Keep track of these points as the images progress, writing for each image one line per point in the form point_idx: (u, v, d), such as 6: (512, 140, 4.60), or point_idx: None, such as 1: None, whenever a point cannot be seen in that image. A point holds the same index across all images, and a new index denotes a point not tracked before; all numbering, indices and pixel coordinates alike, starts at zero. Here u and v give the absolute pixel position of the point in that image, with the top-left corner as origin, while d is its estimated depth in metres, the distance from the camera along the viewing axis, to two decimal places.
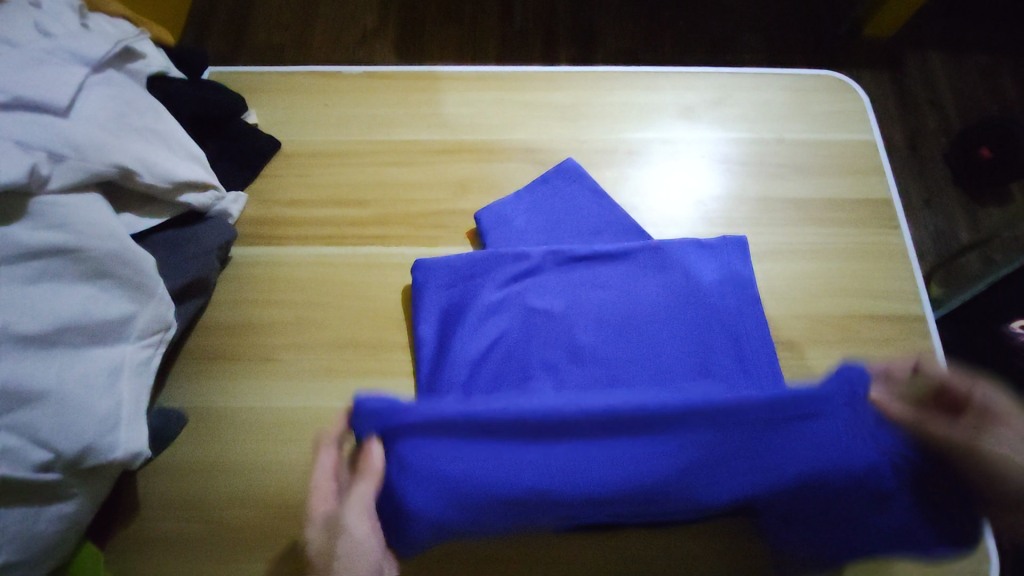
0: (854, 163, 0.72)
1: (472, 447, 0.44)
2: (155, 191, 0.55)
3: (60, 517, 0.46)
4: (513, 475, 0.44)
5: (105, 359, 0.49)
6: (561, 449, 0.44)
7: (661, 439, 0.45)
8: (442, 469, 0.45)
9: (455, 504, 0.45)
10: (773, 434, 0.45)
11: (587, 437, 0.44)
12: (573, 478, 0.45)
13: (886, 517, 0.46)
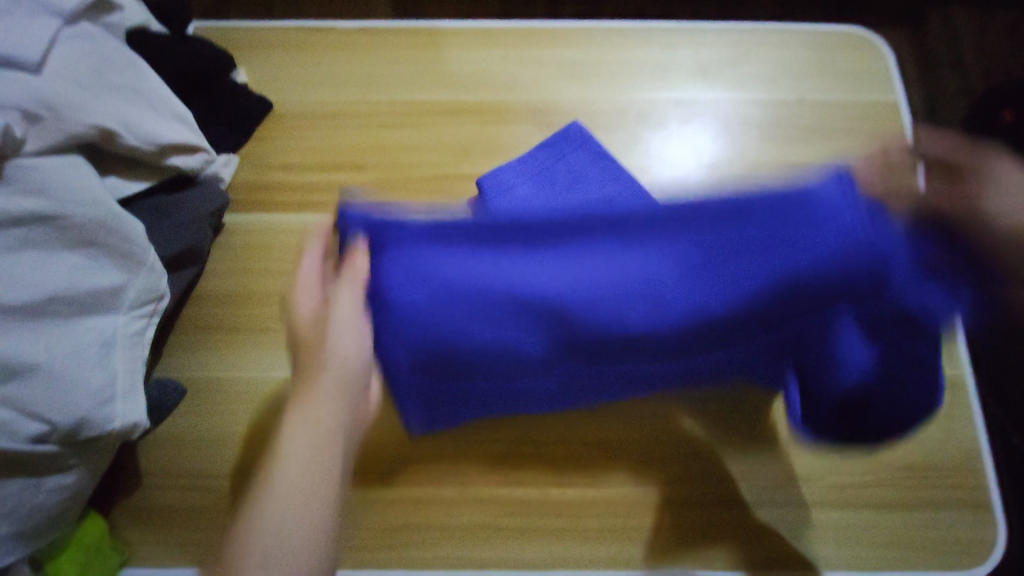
0: (877, 126, 0.68)
1: (470, 256, 0.42)
2: (139, 154, 0.52)
3: (60, 488, 0.46)
4: (506, 300, 0.42)
5: (96, 330, 0.47)
6: (565, 285, 0.42)
7: (671, 278, 0.42)
8: (429, 268, 0.42)
9: (475, 395, 0.49)
10: (757, 244, 0.42)
11: (594, 264, 0.42)
12: (591, 331, 0.42)
13: (875, 308, 0.42)
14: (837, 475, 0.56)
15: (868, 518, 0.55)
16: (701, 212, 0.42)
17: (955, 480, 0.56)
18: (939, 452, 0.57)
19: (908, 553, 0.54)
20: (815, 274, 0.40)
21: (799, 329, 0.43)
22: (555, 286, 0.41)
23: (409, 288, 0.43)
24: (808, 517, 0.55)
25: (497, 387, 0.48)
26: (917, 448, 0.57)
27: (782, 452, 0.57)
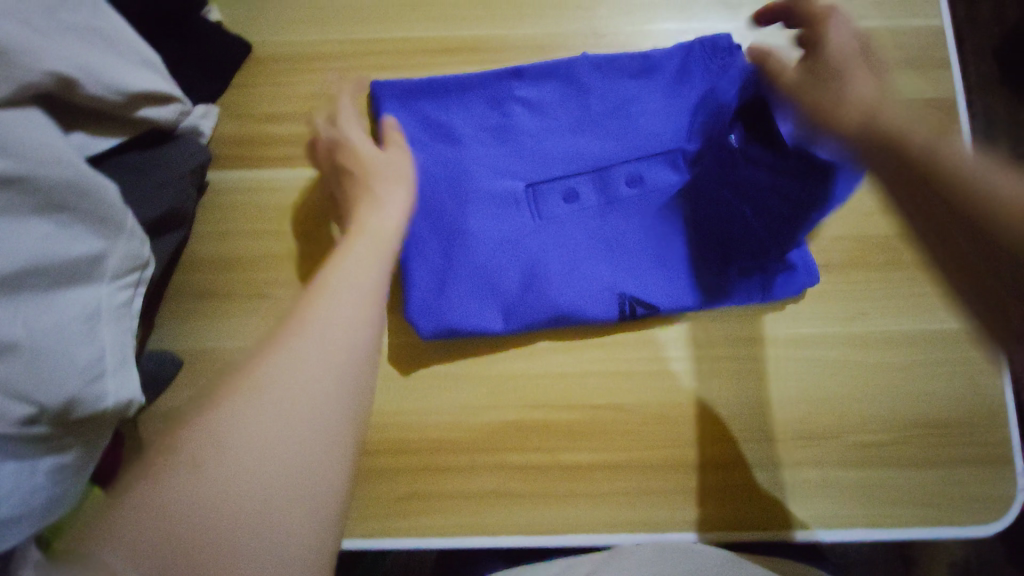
0: (919, 57, 0.62)
1: (458, 99, 0.60)
2: (105, 106, 0.47)
3: (59, 467, 0.44)
4: (488, 128, 0.59)
5: (80, 303, 0.44)
6: (560, 111, 0.59)
7: (618, 111, 0.58)
8: (435, 115, 0.59)
9: (464, 237, 0.55)
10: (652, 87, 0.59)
11: (586, 89, 0.59)
12: (571, 141, 0.58)
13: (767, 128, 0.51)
14: (861, 433, 0.54)
15: (891, 475, 0.53)
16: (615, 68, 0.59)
17: (985, 437, 0.54)
18: (970, 409, 0.55)
19: (931, 509, 0.53)
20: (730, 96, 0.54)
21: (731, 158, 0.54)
22: (553, 106, 0.59)
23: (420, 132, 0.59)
24: (831, 476, 0.53)
25: (487, 198, 0.57)
26: (948, 405, 0.55)
27: (805, 412, 0.55)
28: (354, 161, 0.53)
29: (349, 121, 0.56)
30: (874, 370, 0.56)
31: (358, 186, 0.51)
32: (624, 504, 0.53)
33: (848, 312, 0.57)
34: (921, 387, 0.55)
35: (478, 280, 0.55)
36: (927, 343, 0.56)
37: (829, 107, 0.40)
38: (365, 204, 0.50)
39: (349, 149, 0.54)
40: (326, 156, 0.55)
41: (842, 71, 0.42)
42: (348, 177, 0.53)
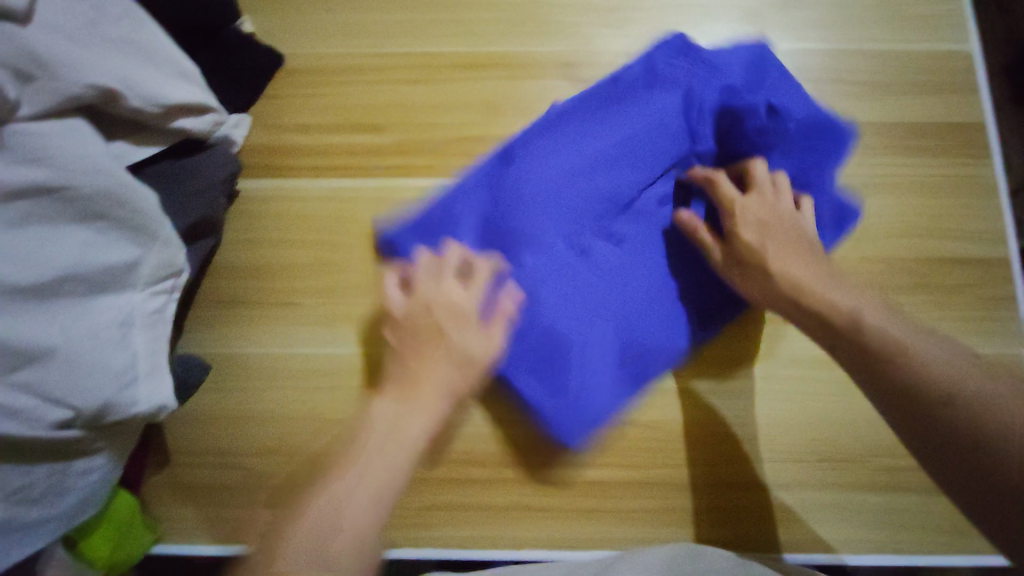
0: (945, 81, 0.62)
1: (449, 203, 0.56)
2: (143, 116, 0.48)
3: (89, 471, 0.45)
4: (501, 220, 0.55)
5: (114, 309, 0.45)
6: (564, 141, 0.57)
7: (613, 143, 0.57)
8: (431, 229, 0.55)
9: (546, 332, 0.53)
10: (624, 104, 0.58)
11: (587, 117, 0.58)
12: (592, 181, 0.56)
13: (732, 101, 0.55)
14: (884, 458, 0.54)
15: (911, 501, 0.53)
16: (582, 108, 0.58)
17: None
18: None
19: (949, 534, 0.53)
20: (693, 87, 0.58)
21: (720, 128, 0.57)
22: (560, 137, 0.58)
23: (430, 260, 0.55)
24: (851, 499, 0.53)
25: (546, 279, 0.54)
26: None
27: (827, 434, 0.55)
28: (458, 333, 0.48)
29: (474, 279, 0.51)
30: None
31: (439, 367, 0.47)
32: (641, 521, 0.53)
33: None
34: None
35: (545, 355, 0.53)
36: None
37: (762, 292, 0.50)
38: (444, 377, 0.46)
39: (457, 312, 0.49)
40: (423, 306, 0.49)
41: (757, 250, 0.50)
42: (436, 344, 0.47)
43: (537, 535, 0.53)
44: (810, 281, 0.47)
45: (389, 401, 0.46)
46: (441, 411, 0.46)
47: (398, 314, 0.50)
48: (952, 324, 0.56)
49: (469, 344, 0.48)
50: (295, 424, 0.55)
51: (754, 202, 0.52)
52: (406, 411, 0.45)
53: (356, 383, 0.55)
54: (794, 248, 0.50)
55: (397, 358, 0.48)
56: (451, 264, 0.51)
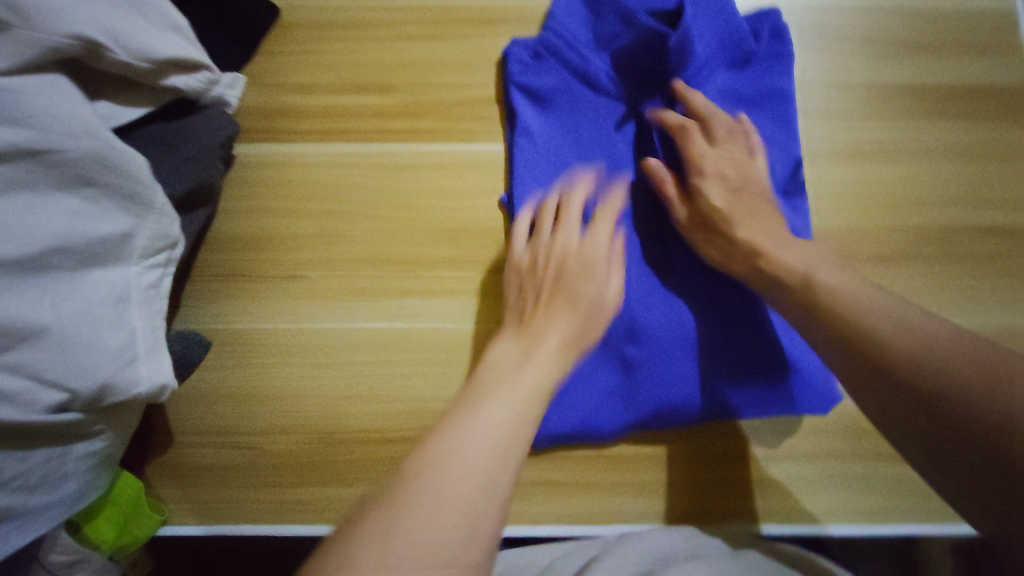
0: (983, 41, 0.59)
1: None
2: (132, 72, 0.43)
3: (88, 455, 0.42)
4: None
5: (107, 284, 0.41)
6: (543, 160, 0.54)
7: (606, 155, 0.54)
8: None
9: (686, 350, 0.51)
10: (569, 110, 0.55)
11: (553, 138, 0.55)
12: None
13: (632, 41, 0.55)
14: None
15: None
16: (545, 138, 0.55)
17: None
18: None
19: None
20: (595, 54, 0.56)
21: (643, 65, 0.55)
22: (539, 165, 0.54)
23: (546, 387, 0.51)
24: (880, 473, 0.52)
25: (649, 301, 0.51)
26: None
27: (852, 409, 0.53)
28: (582, 282, 0.44)
29: (603, 216, 0.47)
30: None
31: (565, 318, 0.42)
32: (666, 497, 0.51)
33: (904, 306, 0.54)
34: None
35: (659, 365, 0.51)
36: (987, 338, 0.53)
37: (730, 261, 0.47)
38: (564, 326, 0.42)
39: (581, 254, 0.45)
40: (552, 253, 0.45)
41: (724, 210, 0.48)
42: (561, 298, 0.43)
43: (560, 511, 0.52)
44: (772, 247, 0.45)
45: (508, 341, 0.41)
46: (575, 350, 0.42)
47: (520, 265, 0.46)
48: (982, 296, 0.54)
49: (597, 289, 0.44)
50: (303, 403, 0.52)
51: (719, 156, 0.50)
52: (523, 356, 0.39)
53: (366, 360, 0.53)
54: (756, 207, 0.48)
55: (513, 308, 0.44)
56: (574, 210, 0.48)
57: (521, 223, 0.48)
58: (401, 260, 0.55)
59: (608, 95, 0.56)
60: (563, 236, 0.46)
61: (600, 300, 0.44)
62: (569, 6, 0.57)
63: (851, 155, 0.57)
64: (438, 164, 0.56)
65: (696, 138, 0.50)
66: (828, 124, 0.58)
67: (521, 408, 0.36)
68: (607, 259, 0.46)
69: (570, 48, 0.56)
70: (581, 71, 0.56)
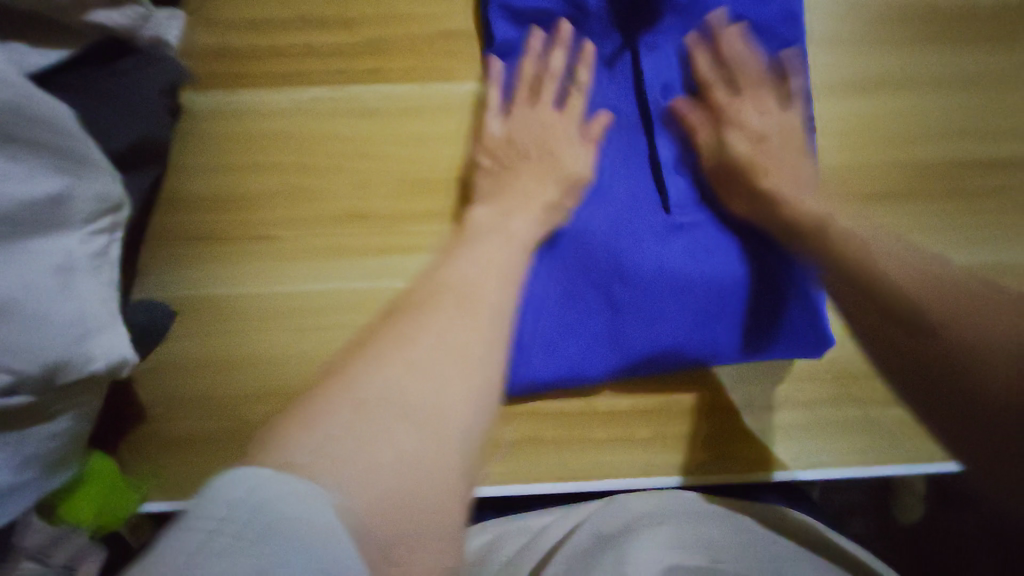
0: None
1: None
2: (51, 7, 0.38)
3: (54, 436, 0.40)
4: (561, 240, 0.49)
5: (45, 253, 0.37)
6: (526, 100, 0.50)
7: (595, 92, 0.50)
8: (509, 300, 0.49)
9: (685, 299, 0.48)
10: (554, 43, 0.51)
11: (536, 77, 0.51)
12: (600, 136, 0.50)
13: None
14: None
15: None
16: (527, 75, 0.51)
17: None
18: None
19: None
20: None
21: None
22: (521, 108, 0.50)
23: (540, 342, 0.49)
24: (879, 417, 0.51)
25: (645, 248, 0.49)
26: None
27: (851, 354, 0.52)
28: (556, 156, 0.49)
29: (575, 94, 0.51)
30: None
31: (538, 183, 0.48)
32: (664, 450, 0.50)
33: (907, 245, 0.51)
34: None
35: (647, 310, 0.49)
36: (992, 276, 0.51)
37: (749, 207, 0.47)
38: (539, 195, 0.47)
39: (553, 131, 0.50)
40: (524, 125, 0.50)
41: (745, 157, 0.48)
42: (538, 163, 0.49)
43: (556, 469, 0.50)
44: (790, 192, 0.45)
45: (486, 206, 0.46)
46: (550, 220, 0.47)
47: (494, 138, 0.50)
48: (990, 232, 0.51)
49: (568, 162, 0.49)
50: (282, 371, 0.49)
51: (744, 105, 0.50)
52: (505, 216, 0.45)
53: (346, 324, 0.50)
54: (784, 158, 0.48)
55: (489, 175, 0.49)
56: (546, 87, 0.51)
57: (491, 98, 0.51)
58: (376, 216, 0.51)
59: (599, 23, 0.51)
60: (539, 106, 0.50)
61: (574, 171, 0.49)
62: None
63: (856, 85, 0.53)
64: (411, 108, 0.51)
65: (720, 87, 0.50)
66: (833, 51, 0.53)
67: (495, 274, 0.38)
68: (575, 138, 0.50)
69: None
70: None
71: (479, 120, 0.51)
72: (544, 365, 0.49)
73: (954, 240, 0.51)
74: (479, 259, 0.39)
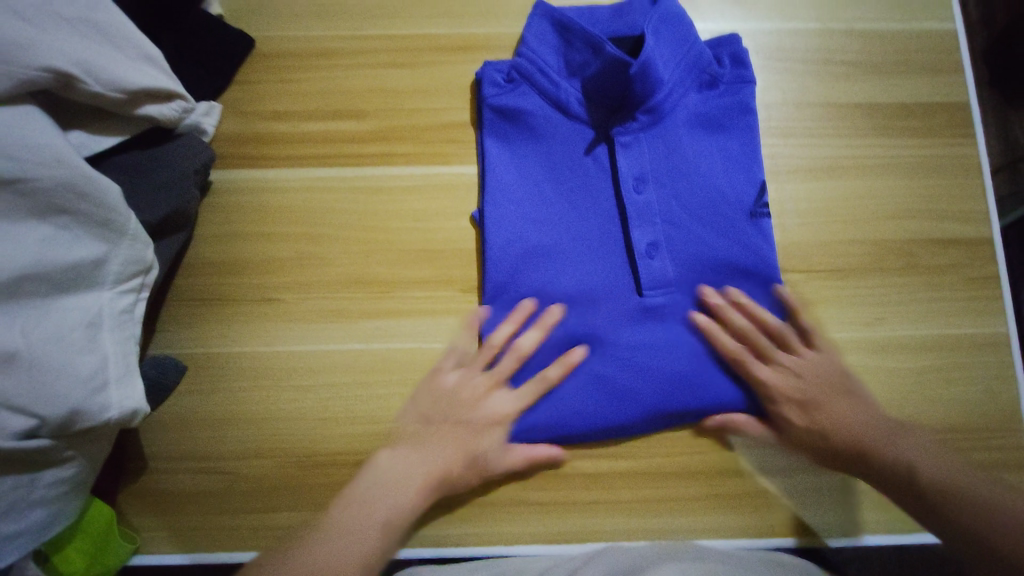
0: (934, 61, 0.61)
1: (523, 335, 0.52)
2: (106, 103, 0.44)
3: (59, 482, 0.42)
4: (544, 315, 0.52)
5: (81, 310, 0.42)
6: (510, 187, 0.55)
7: (575, 182, 0.55)
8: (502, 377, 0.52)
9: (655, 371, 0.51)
10: (539, 137, 0.55)
11: (522, 166, 0.55)
12: (579, 220, 0.54)
13: (600, 63, 0.53)
14: None
15: None
16: (515, 163, 0.55)
17: (996, 449, 0.53)
18: (982, 414, 0.54)
19: None
20: (564, 79, 0.55)
21: (613, 89, 0.54)
22: (507, 195, 0.54)
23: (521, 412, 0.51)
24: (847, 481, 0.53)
25: (617, 324, 0.52)
26: (959, 409, 0.54)
27: None
28: (478, 438, 0.51)
29: (529, 383, 0.52)
30: (892, 378, 0.54)
31: (449, 454, 0.50)
32: (642, 512, 0.52)
33: (862, 315, 0.56)
34: (937, 393, 0.54)
35: (624, 385, 0.51)
36: (940, 346, 0.55)
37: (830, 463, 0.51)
38: (439, 470, 0.50)
39: (487, 403, 0.51)
40: (478, 397, 0.51)
41: (811, 425, 0.51)
42: (460, 433, 0.51)
43: (538, 530, 0.52)
44: (880, 441, 0.49)
45: (393, 451, 0.50)
46: (435, 490, 0.49)
47: (441, 393, 0.52)
48: (934, 306, 0.56)
49: (482, 448, 0.51)
50: (280, 427, 0.53)
51: (777, 375, 0.52)
52: (401, 468, 0.49)
53: (341, 380, 0.53)
54: (839, 405, 0.52)
55: (419, 419, 0.52)
56: (503, 367, 0.52)
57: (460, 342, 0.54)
58: (375, 282, 0.55)
59: (579, 122, 0.55)
60: (501, 385, 0.52)
61: (485, 461, 0.51)
62: (542, 31, 0.56)
63: (810, 170, 0.59)
64: (414, 188, 0.58)
65: (754, 366, 0.52)
66: (790, 140, 0.59)
67: (376, 520, 0.47)
68: (503, 424, 0.51)
69: (539, 73, 0.55)
70: (550, 95, 0.55)
71: (472, 199, 0.58)
72: (522, 431, 0.51)
73: (900, 316, 0.56)
74: (385, 482, 0.49)
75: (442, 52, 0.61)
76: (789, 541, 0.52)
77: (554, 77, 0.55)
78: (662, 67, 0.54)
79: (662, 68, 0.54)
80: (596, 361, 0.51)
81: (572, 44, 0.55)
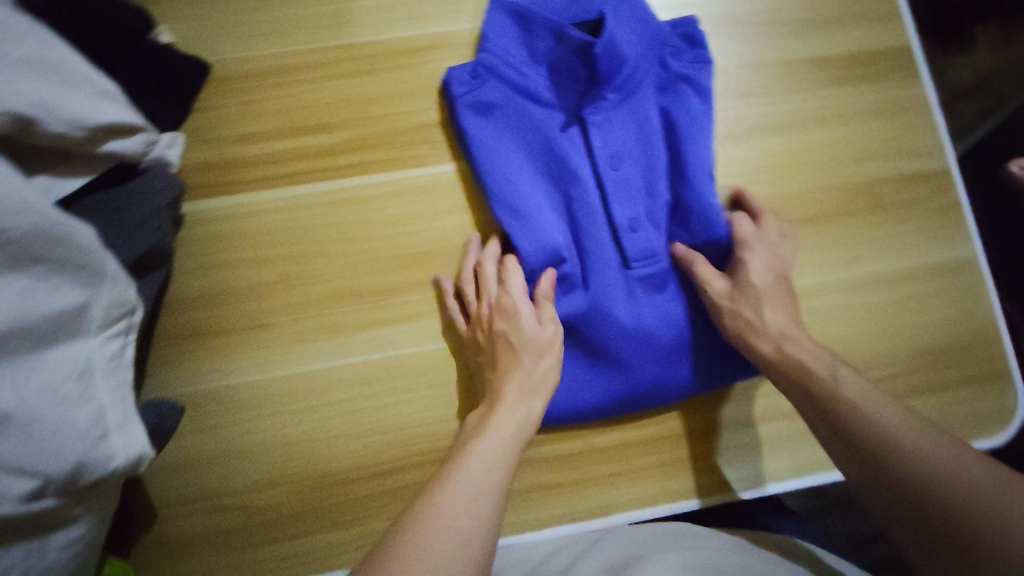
0: (874, 10, 0.64)
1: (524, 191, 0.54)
2: (68, 143, 0.43)
3: (70, 543, 0.41)
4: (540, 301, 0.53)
5: (69, 360, 0.40)
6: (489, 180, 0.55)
7: (552, 165, 0.55)
8: None
9: (655, 342, 0.53)
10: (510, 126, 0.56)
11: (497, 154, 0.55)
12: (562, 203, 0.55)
13: None
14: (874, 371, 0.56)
15: None
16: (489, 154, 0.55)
17: (980, 366, 0.57)
18: (963, 334, 0.57)
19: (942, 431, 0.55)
20: (529, 68, 0.56)
21: None
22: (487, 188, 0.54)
23: None
24: None
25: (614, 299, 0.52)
26: (942, 331, 0.57)
27: None
28: (514, 331, 0.50)
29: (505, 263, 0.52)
30: (878, 312, 0.57)
31: (510, 363, 0.49)
32: (665, 478, 0.54)
33: (842, 257, 0.58)
34: (921, 320, 0.57)
35: (626, 360, 0.52)
36: (918, 275, 0.58)
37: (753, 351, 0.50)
38: (516, 382, 0.48)
39: (500, 310, 0.51)
40: (487, 314, 0.51)
41: (761, 287, 0.52)
42: (503, 345, 0.49)
43: (567, 511, 0.53)
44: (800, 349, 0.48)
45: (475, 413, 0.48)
46: (533, 388, 0.48)
47: (469, 342, 0.52)
48: (907, 240, 0.59)
49: (527, 333, 0.49)
50: (293, 452, 0.51)
51: (758, 247, 0.54)
52: (486, 414, 0.47)
53: (347, 396, 0.53)
54: (786, 302, 0.52)
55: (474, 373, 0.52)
56: (485, 273, 0.53)
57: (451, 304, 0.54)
58: (369, 292, 0.55)
59: (549, 109, 0.56)
60: (486, 286, 0.52)
61: (538, 332, 0.50)
62: (500, 23, 0.56)
63: (774, 126, 0.61)
64: (393, 192, 0.57)
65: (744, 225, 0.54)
66: (752, 101, 0.61)
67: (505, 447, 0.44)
68: (519, 307, 0.50)
69: (504, 64, 0.55)
70: (517, 84, 0.55)
71: (453, 197, 0.58)
72: None
73: (877, 253, 0.58)
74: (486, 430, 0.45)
75: (402, 55, 0.60)
76: (693, 505, 0.53)
77: (519, 66, 0.55)
78: (624, 43, 0.55)
79: (624, 44, 0.55)
80: (596, 339, 0.52)
81: (533, 34, 0.56)
